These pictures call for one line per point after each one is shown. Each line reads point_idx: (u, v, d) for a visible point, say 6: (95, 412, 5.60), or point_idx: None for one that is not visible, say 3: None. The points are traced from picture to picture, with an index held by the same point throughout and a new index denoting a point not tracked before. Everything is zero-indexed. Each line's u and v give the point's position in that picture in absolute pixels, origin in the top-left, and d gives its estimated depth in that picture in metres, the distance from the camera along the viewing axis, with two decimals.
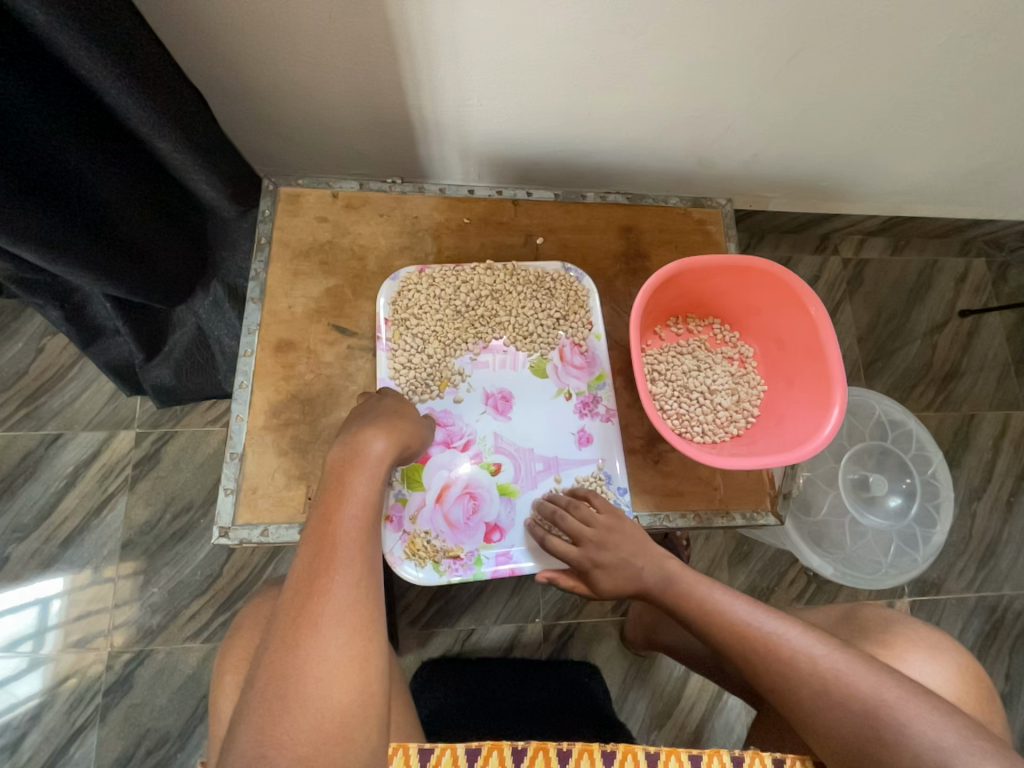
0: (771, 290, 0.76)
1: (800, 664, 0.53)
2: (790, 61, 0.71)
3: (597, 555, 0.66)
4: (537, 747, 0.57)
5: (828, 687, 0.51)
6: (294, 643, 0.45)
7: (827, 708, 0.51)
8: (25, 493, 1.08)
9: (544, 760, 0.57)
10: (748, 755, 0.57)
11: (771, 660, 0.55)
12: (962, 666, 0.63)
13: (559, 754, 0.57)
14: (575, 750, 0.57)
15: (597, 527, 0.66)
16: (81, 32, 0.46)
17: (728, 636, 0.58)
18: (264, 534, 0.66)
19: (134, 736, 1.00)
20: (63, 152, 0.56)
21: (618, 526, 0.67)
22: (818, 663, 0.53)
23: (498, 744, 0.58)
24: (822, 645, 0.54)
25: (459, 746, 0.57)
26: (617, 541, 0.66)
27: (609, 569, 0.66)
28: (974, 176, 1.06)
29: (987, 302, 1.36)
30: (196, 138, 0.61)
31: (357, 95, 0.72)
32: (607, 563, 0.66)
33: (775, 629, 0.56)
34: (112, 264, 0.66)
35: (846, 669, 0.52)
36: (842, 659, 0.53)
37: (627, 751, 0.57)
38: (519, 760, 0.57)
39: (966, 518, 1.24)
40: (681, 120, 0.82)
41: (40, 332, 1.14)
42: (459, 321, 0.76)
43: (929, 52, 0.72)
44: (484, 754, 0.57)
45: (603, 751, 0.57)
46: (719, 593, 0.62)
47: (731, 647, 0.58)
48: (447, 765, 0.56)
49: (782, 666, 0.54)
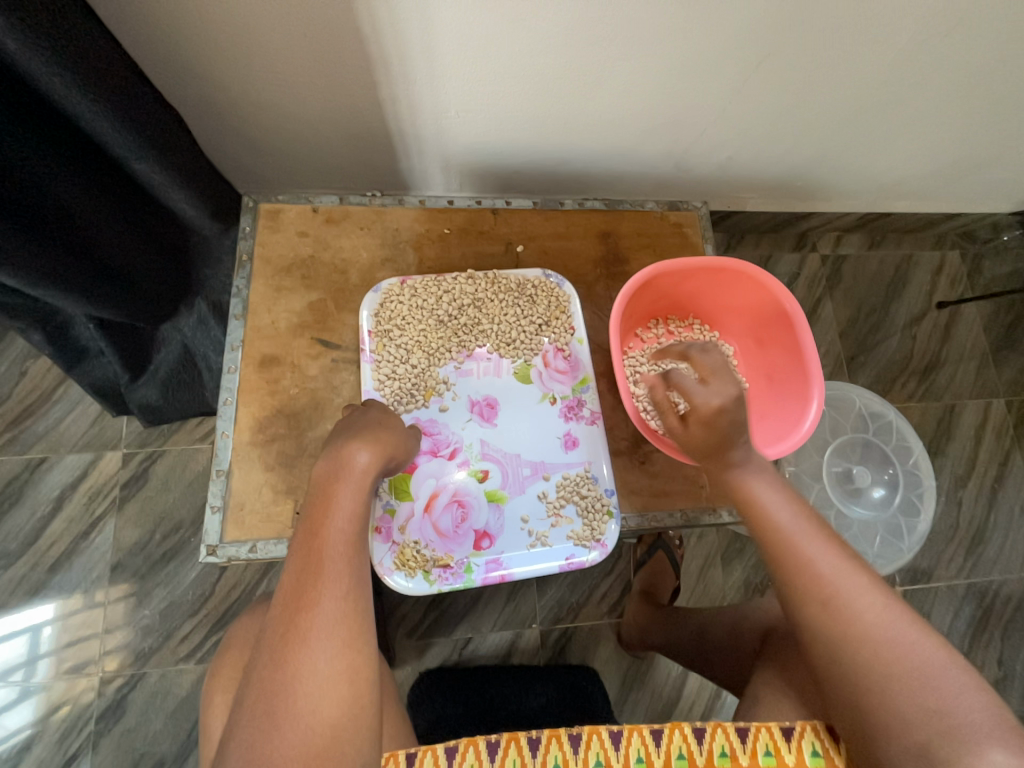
0: (748, 290, 0.78)
1: (841, 601, 0.52)
2: (758, 67, 0.73)
3: (698, 406, 0.62)
4: (509, 738, 0.56)
5: (868, 637, 0.50)
6: (283, 659, 0.45)
7: (848, 657, 0.51)
8: (11, 519, 1.07)
9: (516, 750, 0.55)
10: (709, 727, 0.56)
11: (808, 586, 0.54)
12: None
13: (529, 743, 0.55)
14: (543, 737, 0.56)
15: (714, 388, 0.62)
16: (53, 59, 0.46)
17: (774, 540, 0.57)
18: (252, 550, 0.66)
19: (129, 761, 0.99)
20: (40, 175, 0.56)
21: (737, 398, 0.61)
22: (863, 607, 0.52)
23: (474, 740, 0.56)
24: (864, 586, 0.53)
25: (438, 746, 0.56)
26: (732, 406, 0.61)
27: (705, 420, 0.62)
28: (945, 171, 1.09)
29: (963, 294, 1.39)
30: (175, 158, 0.62)
31: (337, 112, 0.73)
32: (706, 417, 0.62)
33: (815, 548, 0.55)
34: (94, 285, 0.66)
35: (878, 608, 0.51)
36: (887, 613, 0.51)
37: (592, 732, 0.56)
38: (493, 755, 0.55)
39: (952, 506, 1.26)
40: (655, 126, 0.83)
41: (22, 356, 1.13)
42: (442, 331, 0.76)
43: (892, 53, 0.74)
44: (461, 752, 0.55)
45: (570, 734, 0.56)
46: (789, 511, 0.58)
47: (772, 549, 0.57)
48: (429, 766, 0.55)
49: (815, 596, 0.53)
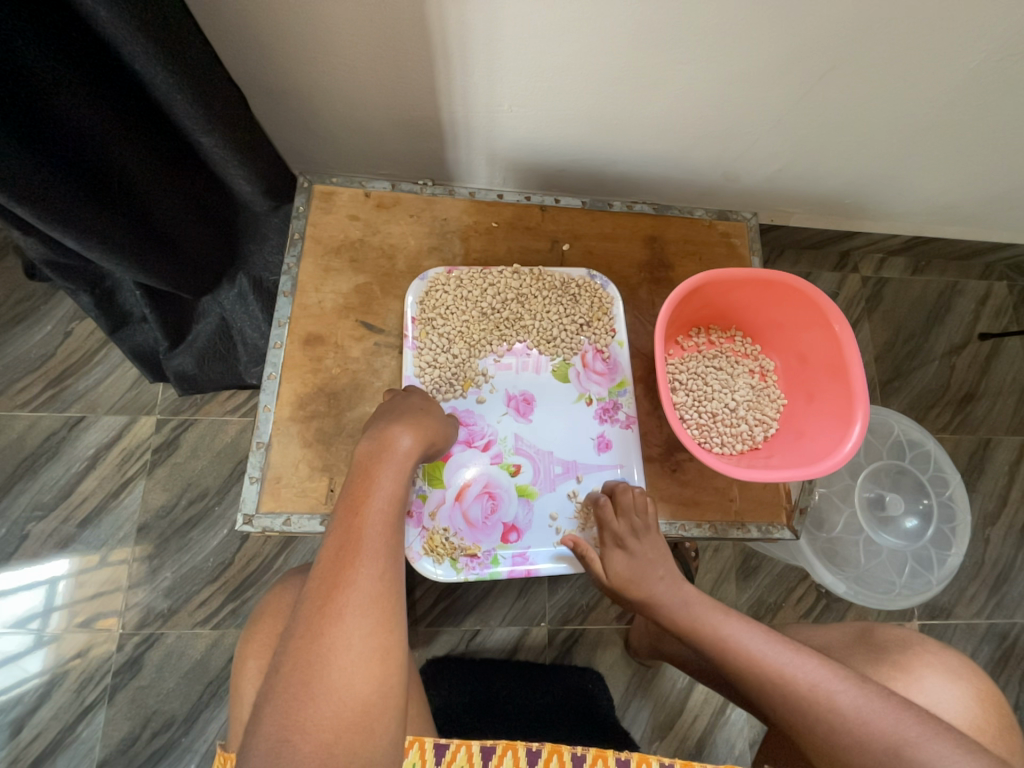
0: (796, 305, 0.77)
1: (807, 694, 0.52)
2: (821, 79, 0.72)
3: (626, 539, 0.66)
4: (552, 750, 0.60)
5: (849, 724, 0.50)
6: (319, 631, 0.45)
7: (831, 752, 0.50)
8: (46, 473, 1.10)
9: (558, 762, 0.60)
10: None
11: (772, 690, 0.54)
12: (991, 698, 0.62)
13: (572, 758, 0.59)
14: (589, 754, 0.60)
15: (641, 517, 0.67)
16: (138, 33, 0.47)
17: (730, 657, 0.58)
18: (286, 523, 0.67)
19: (141, 717, 1.01)
20: (110, 144, 0.58)
21: (655, 530, 0.68)
22: (834, 697, 0.52)
23: (512, 744, 0.61)
24: (828, 674, 0.53)
25: (473, 745, 0.61)
26: (651, 540, 0.67)
27: (632, 555, 0.66)
28: (999, 200, 1.06)
29: (1007, 326, 1.35)
30: (237, 135, 0.63)
31: (392, 99, 0.74)
32: (634, 550, 0.66)
33: (773, 654, 0.56)
34: (148, 254, 0.68)
35: (827, 685, 0.52)
36: (860, 694, 0.51)
37: (642, 761, 0.58)
38: (533, 760, 0.60)
39: (978, 543, 1.23)
40: (707, 133, 0.82)
41: (69, 316, 1.16)
42: (485, 323, 0.77)
43: (961, 75, 0.72)
44: (498, 754, 0.61)
45: (617, 758, 0.59)
46: (733, 623, 0.60)
47: (730, 662, 0.58)
48: (462, 761, 0.61)
49: (784, 699, 0.54)
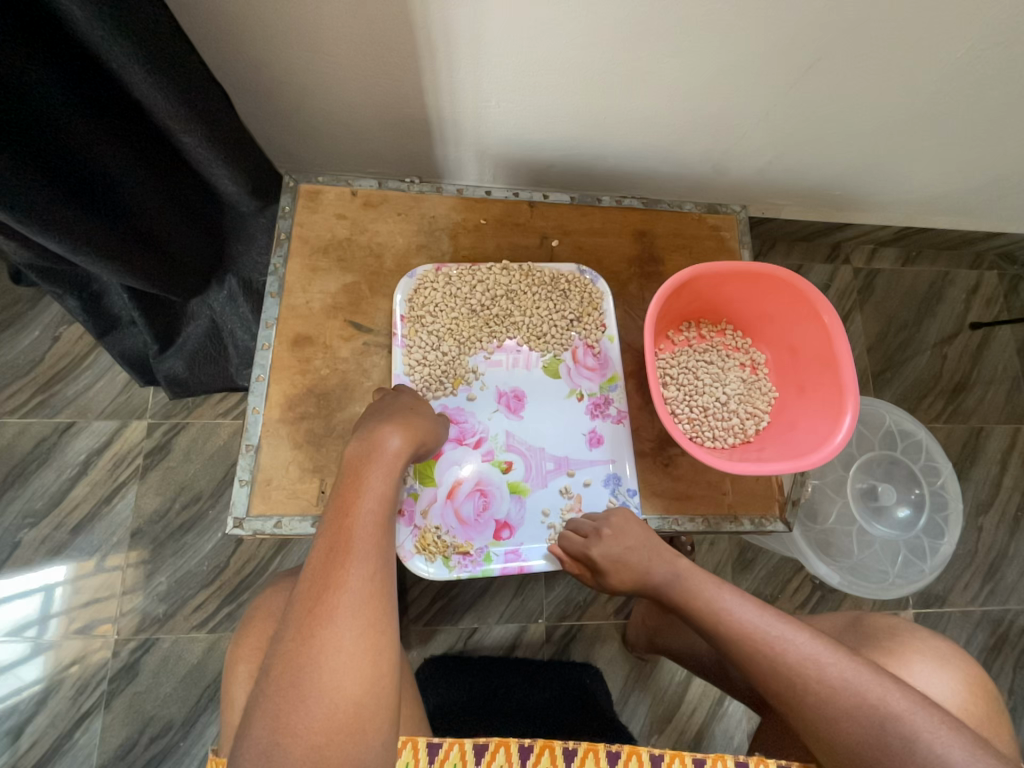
0: (785, 298, 0.77)
1: (796, 667, 0.53)
2: (806, 72, 0.72)
3: (602, 545, 0.66)
4: (544, 745, 0.60)
5: (837, 696, 0.51)
6: (309, 634, 0.45)
7: (819, 722, 0.51)
8: (37, 479, 1.09)
9: (549, 758, 0.60)
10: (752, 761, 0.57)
11: (762, 664, 0.55)
12: (980, 684, 0.62)
13: (564, 753, 0.59)
14: (580, 749, 0.60)
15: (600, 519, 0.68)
16: (113, 27, 0.46)
17: (724, 629, 0.59)
18: (277, 525, 0.67)
19: (138, 722, 1.01)
20: (89, 144, 0.57)
21: (624, 519, 0.67)
22: (825, 670, 0.52)
23: (504, 741, 0.61)
24: (818, 645, 0.54)
25: (466, 743, 0.60)
26: (617, 536, 0.66)
27: (615, 563, 0.65)
28: (988, 189, 1.06)
29: (998, 315, 1.36)
30: (221, 135, 0.62)
31: (378, 99, 0.74)
32: (612, 555, 0.66)
33: (767, 627, 0.56)
34: (131, 255, 0.67)
35: (818, 658, 0.53)
36: (849, 666, 0.52)
37: (632, 753, 0.59)
38: (524, 758, 0.60)
39: (972, 531, 1.23)
40: (696, 126, 0.82)
41: (57, 321, 1.16)
42: (474, 320, 0.77)
43: (947, 64, 0.72)
44: (490, 751, 0.60)
45: (608, 752, 0.59)
46: (726, 596, 0.61)
47: (722, 635, 0.59)
48: (455, 759, 0.60)
49: (774, 673, 0.54)
